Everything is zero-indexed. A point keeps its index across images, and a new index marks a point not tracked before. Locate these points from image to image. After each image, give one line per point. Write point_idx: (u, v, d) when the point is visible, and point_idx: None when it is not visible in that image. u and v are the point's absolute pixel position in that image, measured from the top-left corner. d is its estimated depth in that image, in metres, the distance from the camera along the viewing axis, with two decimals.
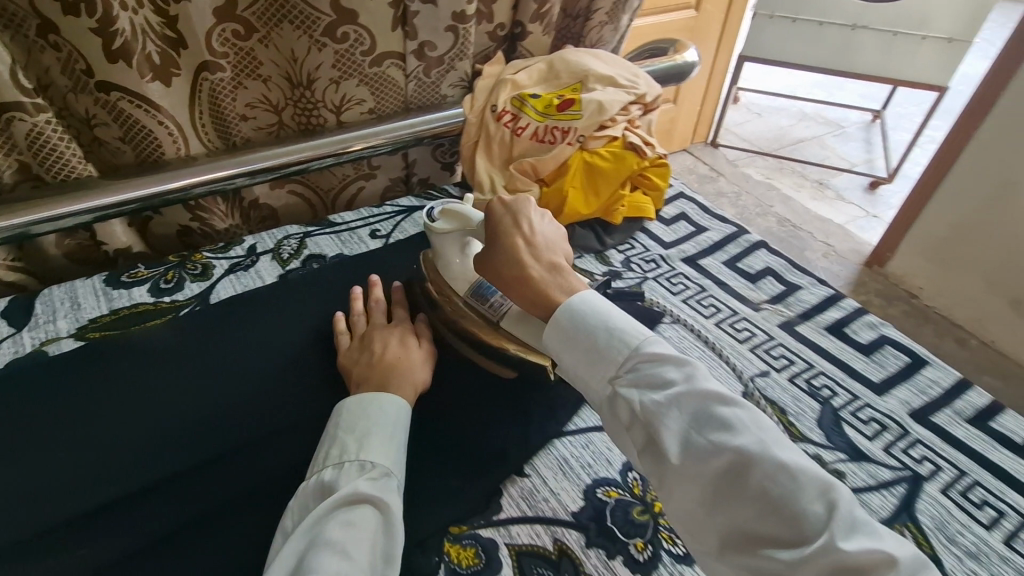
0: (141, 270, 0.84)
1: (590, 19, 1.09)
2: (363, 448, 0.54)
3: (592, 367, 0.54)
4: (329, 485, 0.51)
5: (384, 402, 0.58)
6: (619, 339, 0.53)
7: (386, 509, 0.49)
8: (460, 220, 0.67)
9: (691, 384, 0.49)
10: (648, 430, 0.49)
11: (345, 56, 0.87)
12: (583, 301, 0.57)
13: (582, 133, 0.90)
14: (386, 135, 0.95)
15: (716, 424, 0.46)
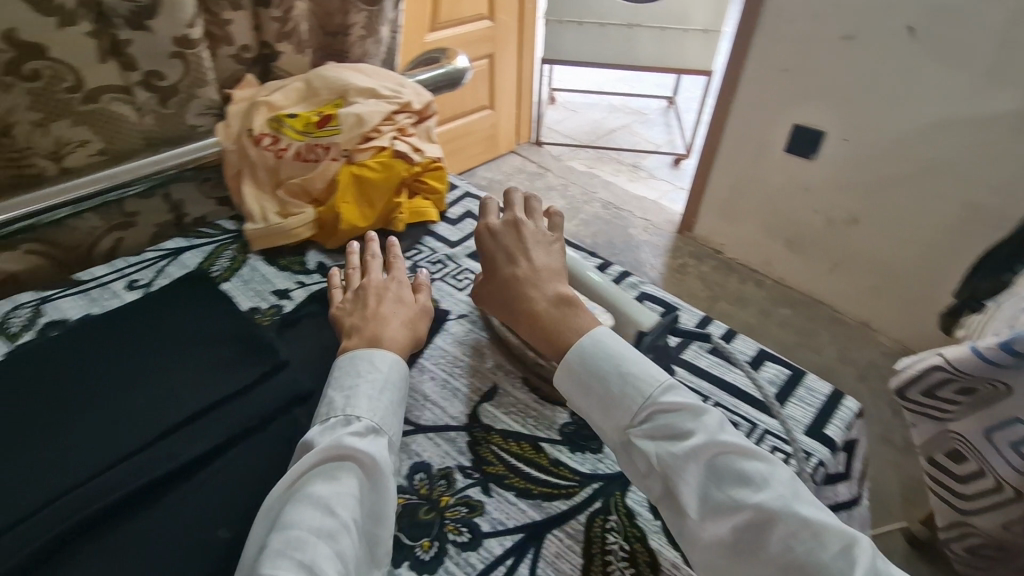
0: None
1: (346, 35, 1.09)
2: (368, 406, 0.58)
3: (610, 418, 0.58)
4: (315, 439, 0.55)
5: (379, 357, 0.63)
6: (632, 389, 0.57)
7: (364, 462, 0.53)
8: (521, 254, 0.72)
9: (708, 434, 0.53)
10: (664, 480, 0.54)
11: (43, 96, 0.76)
12: (601, 348, 0.60)
13: (345, 147, 0.90)
14: (132, 173, 0.86)
15: (734, 476, 0.51)
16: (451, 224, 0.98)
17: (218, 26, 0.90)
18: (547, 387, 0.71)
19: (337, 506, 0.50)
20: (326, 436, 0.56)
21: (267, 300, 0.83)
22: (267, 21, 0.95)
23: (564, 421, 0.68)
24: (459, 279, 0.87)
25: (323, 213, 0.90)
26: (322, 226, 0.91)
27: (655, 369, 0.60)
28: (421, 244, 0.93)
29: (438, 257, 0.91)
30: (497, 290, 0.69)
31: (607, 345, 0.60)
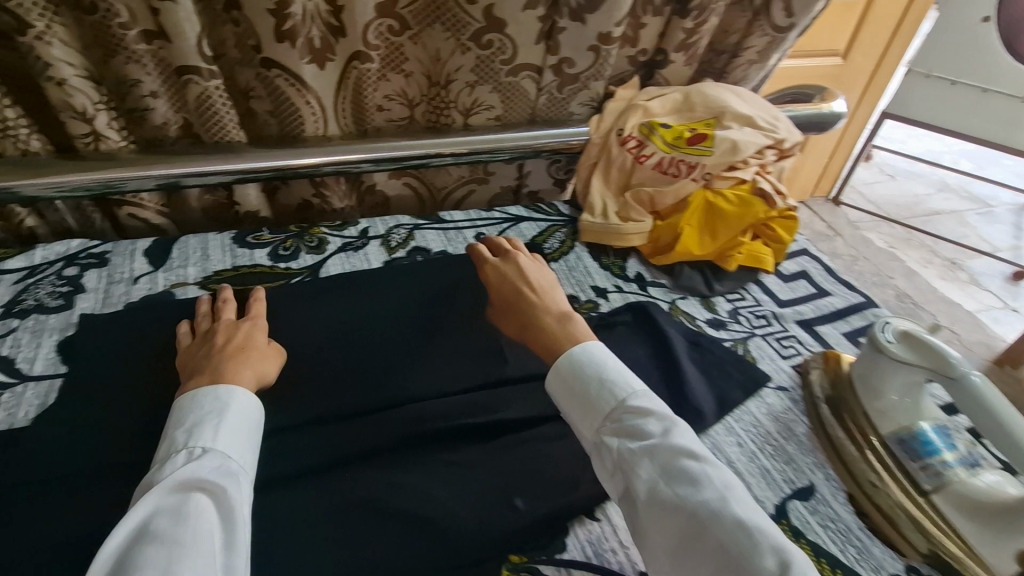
0: (265, 236, 0.90)
1: (736, 57, 1.06)
2: (219, 436, 0.53)
3: (587, 419, 0.60)
4: (187, 473, 0.50)
5: (226, 391, 0.57)
6: (609, 391, 0.60)
7: (220, 499, 0.49)
8: (932, 360, 0.60)
9: (661, 437, 0.55)
10: (625, 477, 0.55)
11: (484, 63, 0.89)
12: (584, 353, 0.64)
13: (709, 171, 0.86)
14: (506, 143, 0.97)
15: (683, 478, 0.53)
16: (783, 281, 0.89)
17: (634, 28, 0.93)
18: (880, 518, 0.59)
19: (189, 551, 0.45)
20: (179, 469, 0.50)
21: (585, 293, 0.85)
22: (677, 30, 0.95)
23: (893, 571, 0.56)
24: (784, 345, 0.78)
25: (661, 228, 0.88)
26: (653, 239, 0.90)
27: (636, 382, 0.62)
28: (744, 291, 0.87)
29: (764, 312, 0.83)
30: (506, 309, 0.74)
31: (596, 354, 0.64)
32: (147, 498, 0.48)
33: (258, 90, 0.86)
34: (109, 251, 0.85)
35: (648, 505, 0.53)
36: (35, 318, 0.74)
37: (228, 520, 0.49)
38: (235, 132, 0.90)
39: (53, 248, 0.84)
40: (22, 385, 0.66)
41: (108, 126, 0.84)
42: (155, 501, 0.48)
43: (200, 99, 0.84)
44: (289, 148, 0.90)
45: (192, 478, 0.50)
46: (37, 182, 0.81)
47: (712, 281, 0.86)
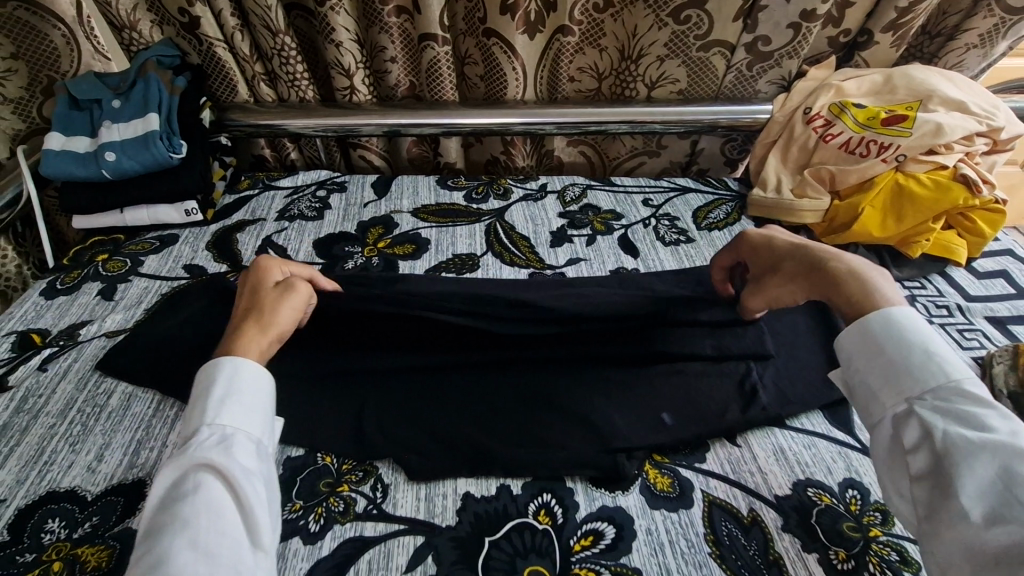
0: (461, 181, 1.07)
1: (952, 39, 1.00)
2: (207, 413, 0.55)
3: (901, 389, 0.55)
4: (184, 454, 0.52)
5: (217, 366, 0.58)
6: (939, 367, 0.53)
7: (224, 468, 0.51)
8: None
9: (1009, 437, 0.48)
10: (939, 460, 0.50)
11: (679, 38, 0.97)
12: (908, 319, 0.56)
13: (904, 152, 0.83)
14: (680, 118, 1.02)
15: (1021, 485, 0.46)
16: (975, 277, 0.83)
17: (840, 7, 0.93)
18: None
19: (193, 522, 0.48)
20: (178, 453, 0.53)
21: None
22: (889, 8, 0.92)
23: None
24: (965, 336, 0.74)
25: (839, 207, 0.87)
26: (828, 218, 0.89)
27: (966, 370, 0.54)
28: (926, 281, 0.83)
29: (946, 303, 0.79)
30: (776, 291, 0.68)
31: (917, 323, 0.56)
32: (163, 473, 0.52)
33: (474, 56, 1.03)
34: (347, 181, 1.07)
35: (964, 503, 0.47)
36: (299, 223, 0.97)
37: (232, 487, 0.51)
38: (450, 92, 1.07)
39: (310, 176, 1.09)
40: None
41: (361, 82, 1.06)
42: (169, 477, 0.52)
43: (431, 63, 1.02)
44: (493, 108, 1.05)
45: (189, 457, 0.52)
46: (301, 122, 1.05)
47: (890, 265, 0.83)
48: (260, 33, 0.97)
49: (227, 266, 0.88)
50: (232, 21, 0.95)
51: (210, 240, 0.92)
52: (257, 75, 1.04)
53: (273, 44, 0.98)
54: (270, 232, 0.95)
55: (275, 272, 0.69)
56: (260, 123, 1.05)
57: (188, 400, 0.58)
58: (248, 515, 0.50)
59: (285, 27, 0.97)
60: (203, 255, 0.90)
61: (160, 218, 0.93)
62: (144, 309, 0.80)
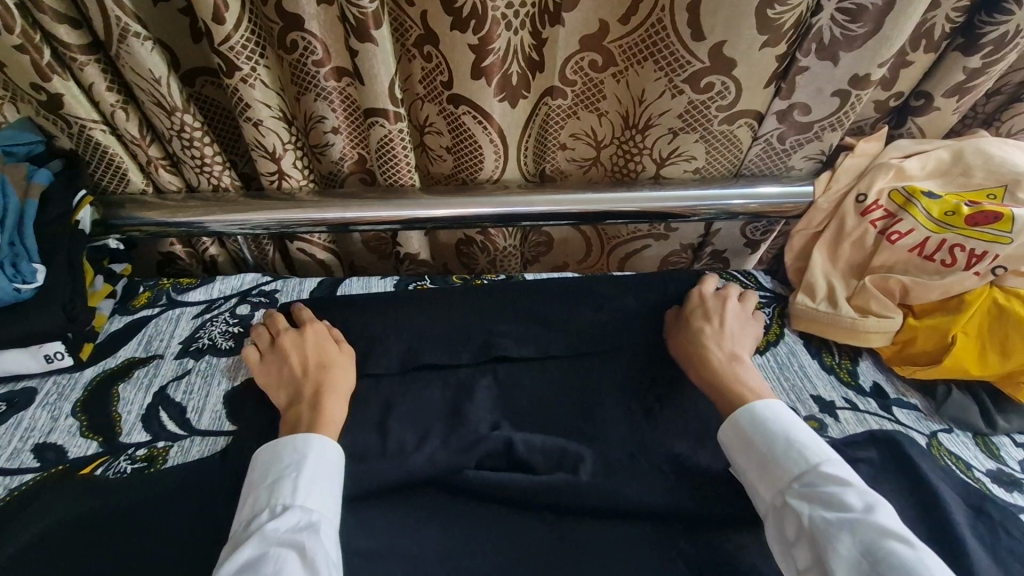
0: (424, 284, 0.84)
1: (1018, 101, 0.82)
2: (295, 491, 0.54)
3: (767, 479, 0.57)
4: (268, 532, 0.51)
5: (303, 440, 0.57)
6: (798, 454, 0.56)
7: (310, 554, 0.49)
8: None
9: (868, 512, 0.51)
10: (814, 547, 0.51)
11: (697, 109, 0.75)
12: (768, 410, 0.61)
13: (1003, 263, 0.64)
14: (699, 206, 0.81)
15: (893, 561, 0.47)
16: None
17: (894, 67, 0.73)
18: None
19: None
20: (264, 529, 0.51)
21: (806, 406, 0.67)
22: (956, 68, 0.73)
23: None
24: None
25: (917, 329, 0.67)
26: (901, 341, 0.69)
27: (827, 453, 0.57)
28: None
29: None
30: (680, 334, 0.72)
31: (775, 409, 0.61)
32: (241, 548, 0.49)
33: (437, 125, 0.80)
34: (278, 290, 0.83)
35: None
36: (208, 360, 0.73)
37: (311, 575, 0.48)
38: (408, 175, 0.84)
39: (230, 281, 0.85)
40: (190, 440, 0.64)
41: (293, 166, 0.83)
42: (246, 555, 0.49)
43: (381, 142, 0.79)
44: (466, 192, 0.83)
45: (274, 536, 0.50)
46: (222, 219, 0.81)
47: (993, 413, 0.63)
48: (151, 110, 0.73)
49: (97, 444, 0.63)
50: (110, 97, 0.71)
51: (79, 400, 0.67)
52: (153, 160, 0.79)
53: (170, 124, 0.74)
54: (166, 380, 0.70)
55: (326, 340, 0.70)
56: (173, 221, 0.81)
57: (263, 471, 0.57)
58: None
59: (183, 103, 0.73)
60: (65, 426, 0.64)
61: (8, 368, 0.68)
62: None
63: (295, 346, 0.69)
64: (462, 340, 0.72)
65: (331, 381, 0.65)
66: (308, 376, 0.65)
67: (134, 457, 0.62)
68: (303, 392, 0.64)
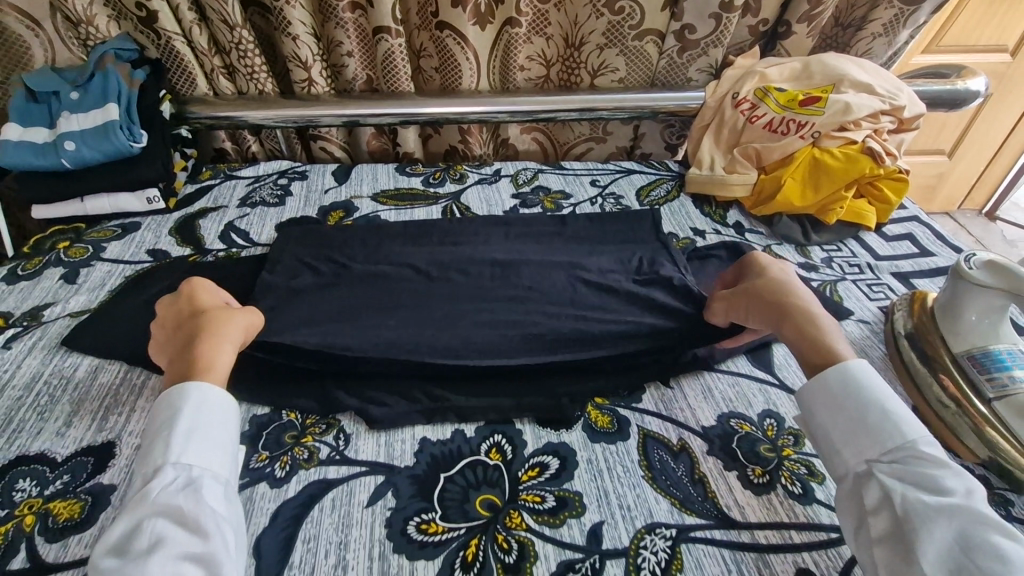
0: (419, 167, 1.12)
1: (860, 30, 1.10)
2: (171, 450, 0.53)
3: (858, 448, 0.55)
4: (146, 496, 0.50)
5: (180, 393, 0.56)
6: (896, 428, 0.54)
7: (193, 511, 0.50)
8: (1010, 282, 0.63)
9: (968, 498, 0.49)
10: (900, 523, 0.50)
11: (615, 28, 1.04)
12: (865, 375, 0.57)
13: (818, 129, 0.92)
14: (622, 103, 1.10)
15: (987, 551, 0.46)
16: (884, 239, 0.92)
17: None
18: (930, 415, 0.65)
19: (154, 569, 0.46)
20: (140, 495, 0.50)
21: (684, 232, 0.95)
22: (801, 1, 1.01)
23: None
24: (872, 290, 0.83)
25: (764, 181, 0.96)
26: (756, 191, 0.97)
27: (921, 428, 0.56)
28: (842, 244, 0.92)
29: (858, 262, 0.87)
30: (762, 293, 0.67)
31: (874, 376, 0.58)
32: (121, 520, 0.49)
33: (428, 51, 1.09)
34: (308, 171, 1.11)
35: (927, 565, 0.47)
36: (261, 208, 1.00)
37: (197, 532, 0.49)
38: (405, 84, 1.12)
39: (271, 165, 1.12)
40: (254, 248, 0.91)
41: (319, 75, 1.11)
42: (123, 526, 0.49)
43: (386, 55, 1.07)
44: (450, 97, 1.11)
45: (152, 499, 0.50)
46: (261, 113, 1.08)
47: (810, 231, 0.92)
48: (218, 26, 1.01)
49: (190, 249, 0.90)
50: (190, 16, 0.99)
51: (173, 226, 0.95)
52: (216, 68, 1.07)
53: (231, 38, 1.02)
54: (232, 218, 0.98)
55: (214, 295, 0.69)
56: (219, 115, 1.07)
57: (150, 433, 0.56)
58: (212, 566, 0.48)
59: (241, 20, 1.00)
60: (165, 240, 0.92)
61: (122, 207, 0.95)
62: (107, 290, 0.82)
63: (185, 295, 0.67)
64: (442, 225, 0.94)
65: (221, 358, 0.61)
66: (190, 324, 0.64)
67: (218, 255, 0.89)
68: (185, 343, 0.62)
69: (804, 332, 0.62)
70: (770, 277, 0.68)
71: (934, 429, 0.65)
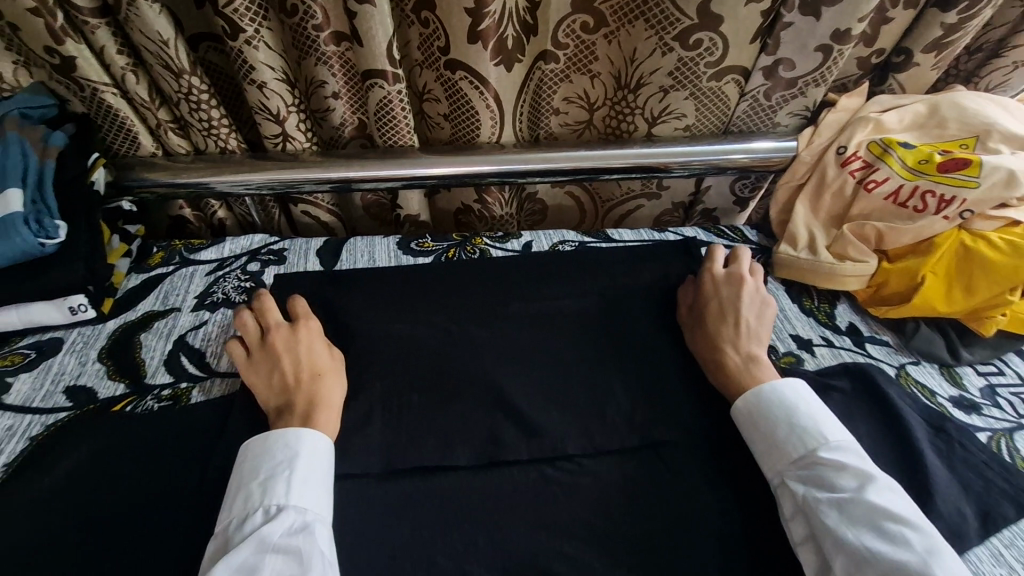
0: (428, 242, 0.88)
1: (997, 56, 0.85)
2: (290, 490, 0.53)
3: (771, 462, 0.58)
4: (265, 534, 0.50)
5: (294, 436, 0.57)
6: (799, 437, 0.57)
7: (306, 560, 0.49)
8: None
9: (861, 493, 0.52)
10: (811, 527, 0.53)
11: (687, 66, 0.78)
12: (775, 392, 0.61)
13: (971, 208, 0.68)
14: (688, 160, 0.85)
15: (880, 536, 0.49)
16: None
17: (875, 24, 0.76)
18: None
19: None
20: (258, 531, 0.51)
21: (784, 344, 0.71)
22: (933, 26, 0.76)
23: None
24: None
25: (890, 272, 0.72)
26: (875, 284, 0.73)
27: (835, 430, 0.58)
28: (1002, 362, 0.68)
29: None
30: (694, 332, 0.69)
31: (788, 392, 0.61)
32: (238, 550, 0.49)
33: (435, 92, 0.83)
34: (286, 249, 0.87)
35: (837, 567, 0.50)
36: (223, 311, 0.77)
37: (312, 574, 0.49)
38: (407, 136, 0.87)
39: (238, 242, 0.88)
40: (211, 381, 0.68)
41: (296, 128, 0.87)
42: (242, 557, 0.49)
43: (381, 103, 0.82)
44: (465, 153, 0.86)
45: (272, 536, 0.50)
46: (227, 179, 0.84)
47: (958, 345, 0.69)
48: (159, 73, 0.76)
49: (124, 386, 0.67)
50: (121, 61, 0.74)
51: (104, 348, 0.71)
52: (162, 123, 0.83)
53: (178, 87, 0.77)
54: (185, 329, 0.74)
55: (320, 347, 0.67)
56: (182, 182, 0.84)
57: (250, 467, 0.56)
58: None
59: (190, 65, 0.76)
60: (93, 370, 0.69)
61: (36, 320, 0.72)
62: (5, 465, 0.59)
63: (287, 345, 0.66)
64: (462, 331, 0.70)
65: (322, 393, 0.62)
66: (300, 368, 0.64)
67: (161, 396, 0.66)
68: (295, 405, 0.61)
69: (730, 372, 0.64)
70: (699, 305, 0.71)
71: None
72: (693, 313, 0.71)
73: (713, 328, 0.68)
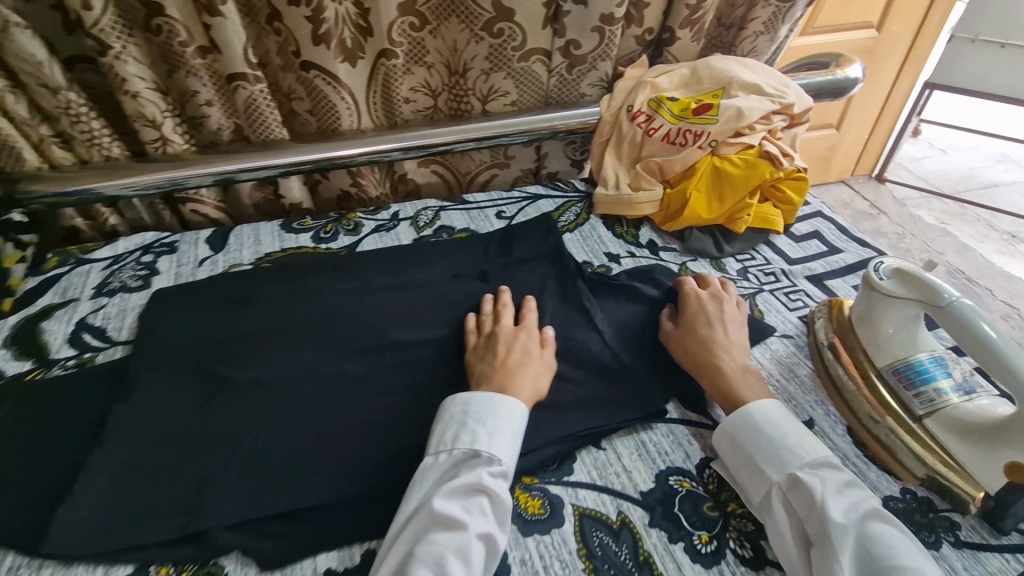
0: (308, 221, 1.00)
1: (742, 29, 1.09)
2: (496, 443, 0.57)
3: (774, 462, 0.57)
4: (472, 474, 0.55)
5: (484, 398, 0.60)
6: (804, 440, 0.57)
7: (497, 503, 0.54)
8: (923, 290, 0.59)
9: (865, 500, 0.53)
10: (818, 525, 0.51)
11: (497, 51, 0.98)
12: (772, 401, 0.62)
13: (715, 138, 0.90)
14: (519, 128, 1.04)
15: (887, 539, 0.49)
16: (794, 241, 0.93)
17: (639, 9, 0.99)
18: (869, 437, 0.61)
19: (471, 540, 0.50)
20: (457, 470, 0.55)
21: (598, 259, 0.90)
22: (681, 6, 0.99)
23: (889, 493, 0.57)
24: (791, 299, 0.81)
25: (670, 195, 0.93)
26: (662, 206, 0.95)
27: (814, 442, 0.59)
28: (755, 252, 0.91)
29: (772, 270, 0.86)
30: (685, 347, 0.69)
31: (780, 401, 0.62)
32: (446, 486, 0.54)
33: (298, 92, 0.98)
34: (178, 241, 0.97)
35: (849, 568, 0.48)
36: (120, 296, 0.86)
37: (497, 508, 0.53)
38: (277, 130, 1.01)
39: (132, 239, 0.97)
40: (112, 348, 0.78)
41: (174, 132, 0.97)
42: (448, 494, 0.53)
43: (247, 103, 0.95)
44: (332, 141, 1.00)
45: (475, 476, 0.54)
46: (114, 184, 0.92)
47: (722, 242, 0.91)
48: (37, 91, 0.86)
49: (30, 362, 0.75)
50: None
51: (7, 338, 0.79)
52: (44, 138, 0.92)
53: (56, 103, 0.87)
54: (85, 313, 0.83)
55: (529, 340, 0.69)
56: (70, 190, 0.91)
57: (456, 422, 0.60)
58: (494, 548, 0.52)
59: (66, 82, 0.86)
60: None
61: None
62: None
63: (508, 343, 0.68)
64: (338, 281, 0.85)
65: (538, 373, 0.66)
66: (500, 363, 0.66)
67: (67, 365, 0.75)
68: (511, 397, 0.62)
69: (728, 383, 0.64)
70: (689, 321, 0.71)
71: (873, 453, 0.61)
72: (682, 326, 0.71)
73: (705, 340, 0.68)
